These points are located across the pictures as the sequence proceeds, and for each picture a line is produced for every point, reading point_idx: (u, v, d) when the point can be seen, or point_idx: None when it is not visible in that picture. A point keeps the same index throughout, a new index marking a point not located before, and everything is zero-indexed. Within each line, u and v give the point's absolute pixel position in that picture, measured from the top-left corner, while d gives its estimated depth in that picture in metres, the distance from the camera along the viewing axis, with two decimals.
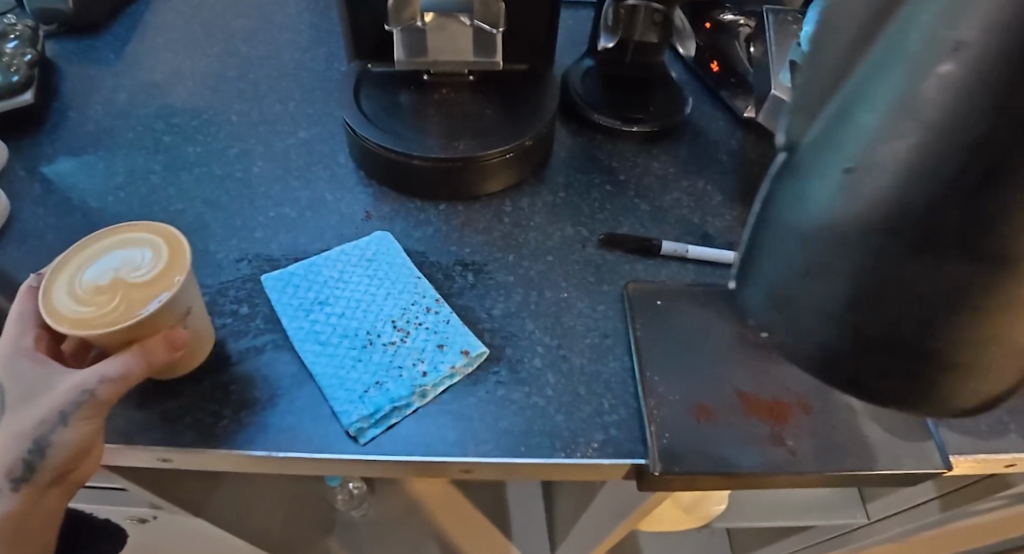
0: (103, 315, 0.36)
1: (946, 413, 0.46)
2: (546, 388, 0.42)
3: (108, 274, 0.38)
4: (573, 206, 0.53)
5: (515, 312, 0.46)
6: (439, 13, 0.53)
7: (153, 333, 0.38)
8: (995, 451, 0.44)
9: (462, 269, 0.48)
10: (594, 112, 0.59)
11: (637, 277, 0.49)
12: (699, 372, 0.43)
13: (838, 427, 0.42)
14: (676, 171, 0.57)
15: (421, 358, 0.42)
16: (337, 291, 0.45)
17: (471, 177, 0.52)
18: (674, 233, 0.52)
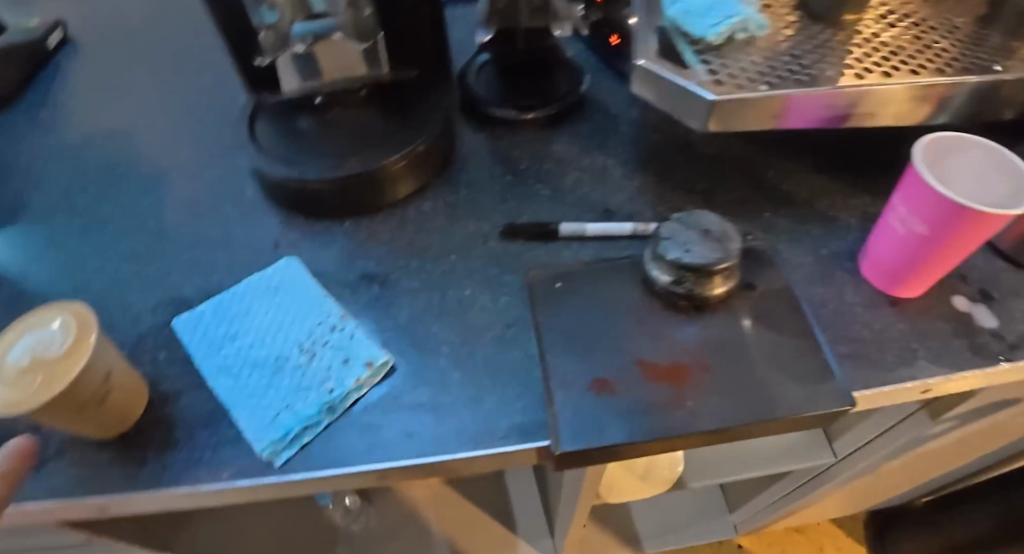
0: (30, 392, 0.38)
1: (856, 349, 0.46)
2: (453, 386, 0.44)
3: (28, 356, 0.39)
4: (476, 202, 0.54)
5: (420, 317, 0.47)
6: (314, 38, 0.52)
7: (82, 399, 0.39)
8: (903, 379, 0.45)
9: (368, 282, 0.49)
10: (492, 106, 0.59)
11: (538, 263, 0.50)
12: (596, 347, 0.44)
13: (738, 381, 0.43)
14: (577, 150, 0.58)
15: (328, 375, 0.44)
16: (246, 323, 0.47)
17: (370, 191, 0.53)
18: (574, 214, 0.53)
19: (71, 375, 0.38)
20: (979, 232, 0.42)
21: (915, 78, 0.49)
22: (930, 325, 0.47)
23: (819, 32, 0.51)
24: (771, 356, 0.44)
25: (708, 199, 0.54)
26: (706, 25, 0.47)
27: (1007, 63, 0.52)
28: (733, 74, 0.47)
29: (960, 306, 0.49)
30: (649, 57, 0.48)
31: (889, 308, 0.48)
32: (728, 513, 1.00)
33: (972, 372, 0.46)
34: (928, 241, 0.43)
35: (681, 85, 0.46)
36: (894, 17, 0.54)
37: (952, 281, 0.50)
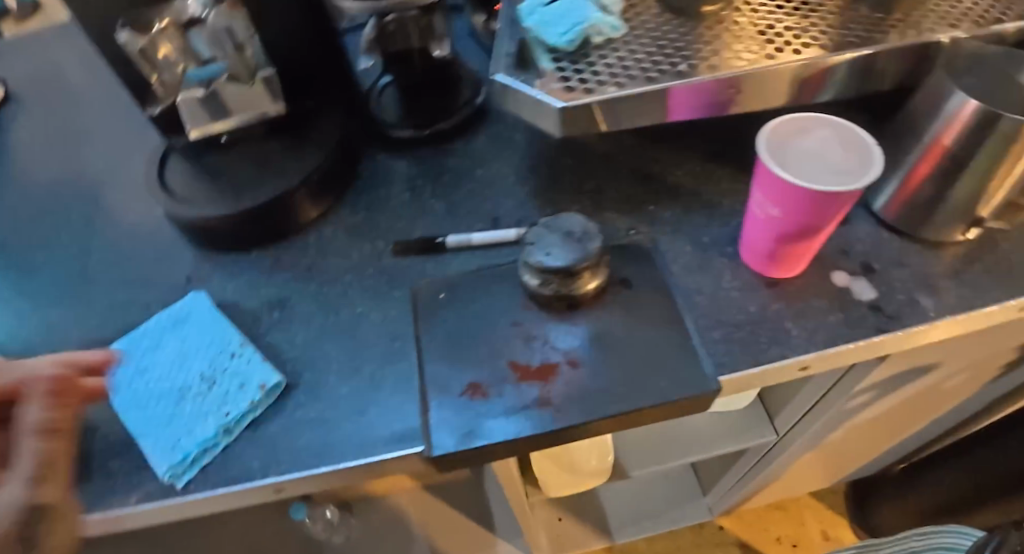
0: None
1: (731, 333, 0.48)
2: (340, 401, 0.46)
3: None
4: (373, 222, 0.57)
5: (315, 337, 0.50)
6: (201, 83, 0.55)
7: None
8: (773, 360, 0.46)
9: (269, 308, 0.52)
10: (396, 129, 0.61)
11: (426, 276, 0.52)
12: (472, 353, 0.46)
13: (605, 375, 0.45)
14: (471, 162, 0.60)
15: (225, 399, 0.47)
16: (154, 357, 0.50)
17: (274, 220, 0.56)
18: (463, 225, 0.55)
19: None
20: (826, 209, 0.42)
21: (774, 61, 0.50)
22: (805, 303, 0.48)
23: (681, 26, 0.53)
24: (639, 348, 0.46)
25: (594, 198, 0.56)
26: (557, 34, 0.49)
27: (873, 36, 0.52)
28: (586, 79, 0.49)
29: (839, 281, 0.50)
30: (506, 70, 0.50)
31: (765, 290, 0.49)
32: (701, 496, 1.02)
33: (845, 346, 0.47)
34: (783, 221, 0.44)
35: (534, 95, 0.48)
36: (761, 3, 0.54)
37: (833, 257, 0.51)
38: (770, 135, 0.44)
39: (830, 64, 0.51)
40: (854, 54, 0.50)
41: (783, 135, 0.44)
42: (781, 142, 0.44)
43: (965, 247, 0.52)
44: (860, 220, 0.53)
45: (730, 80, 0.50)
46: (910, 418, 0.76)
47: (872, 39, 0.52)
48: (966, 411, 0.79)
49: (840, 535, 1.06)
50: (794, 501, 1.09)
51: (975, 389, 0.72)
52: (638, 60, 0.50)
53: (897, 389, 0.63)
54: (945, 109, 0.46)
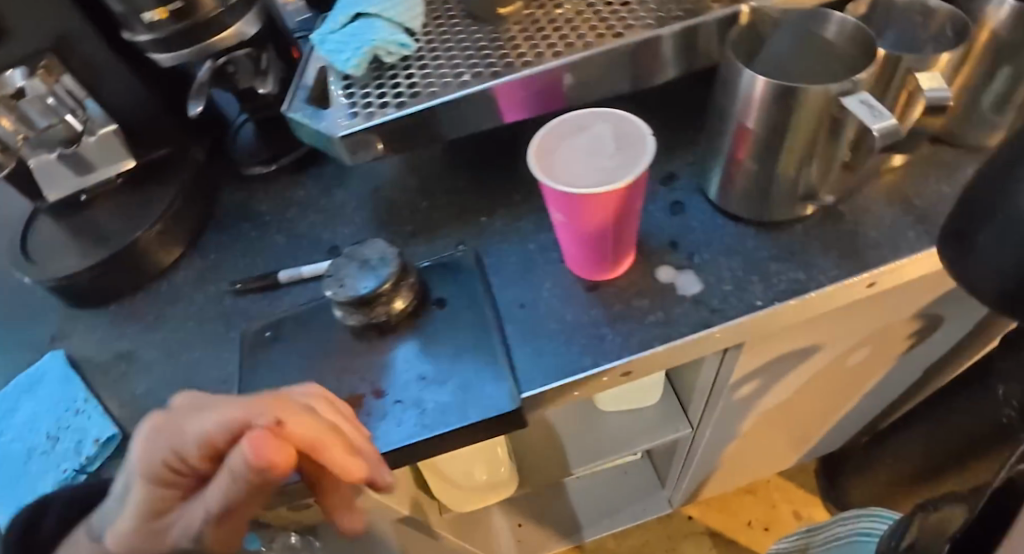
0: None
1: (547, 344, 0.46)
2: None
3: None
4: (220, 263, 0.57)
5: (154, 386, 0.51)
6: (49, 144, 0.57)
7: None
8: (584, 370, 0.44)
9: (117, 360, 0.54)
10: (254, 165, 0.62)
11: (261, 314, 0.53)
12: (288, 390, 0.47)
13: (409, 403, 0.44)
14: (317, 190, 0.60)
15: (66, 457, 0.49)
16: (8, 419, 0.52)
17: (127, 272, 0.57)
18: (300, 258, 0.55)
19: None
20: (599, 209, 0.40)
21: (569, 54, 0.48)
22: (625, 305, 0.47)
23: (480, 30, 0.51)
24: (448, 371, 0.45)
25: (429, 215, 0.55)
26: (342, 59, 0.48)
27: (678, 11, 0.50)
28: (376, 102, 0.49)
29: (663, 278, 0.47)
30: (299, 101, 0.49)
31: (586, 294, 0.48)
32: (660, 488, 1.00)
33: (662, 348, 0.44)
34: (569, 224, 0.43)
35: (320, 126, 0.48)
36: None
37: (661, 252, 0.49)
38: (543, 137, 0.42)
39: (632, 50, 0.49)
40: (653, 35, 0.48)
41: (557, 137, 0.42)
42: (555, 143, 0.42)
43: (806, 224, 0.49)
44: (695, 208, 0.51)
45: (526, 82, 0.48)
46: (833, 396, 0.72)
47: (676, 15, 0.49)
48: (899, 381, 0.75)
49: (814, 515, 1.03)
50: (763, 483, 1.06)
51: (891, 360, 0.68)
52: (431, 73, 0.50)
53: (786, 373, 0.60)
54: (738, 87, 0.43)
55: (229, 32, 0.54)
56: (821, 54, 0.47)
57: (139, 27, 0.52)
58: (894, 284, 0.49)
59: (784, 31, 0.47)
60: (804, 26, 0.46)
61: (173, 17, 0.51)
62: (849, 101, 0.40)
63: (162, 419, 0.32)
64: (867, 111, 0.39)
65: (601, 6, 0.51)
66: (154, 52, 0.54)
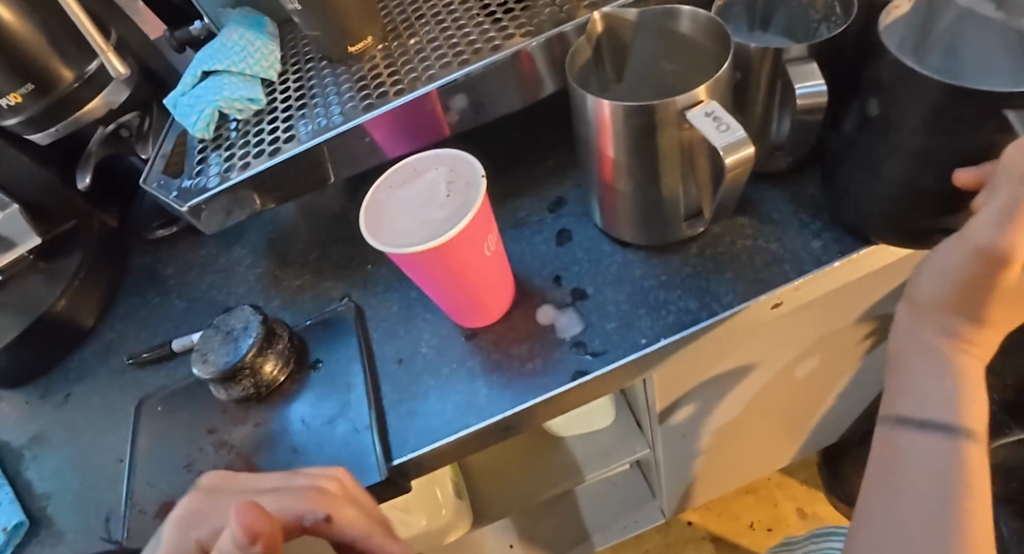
0: None
1: (423, 402, 0.43)
2: (66, 536, 0.47)
3: None
4: (125, 334, 0.57)
5: (59, 471, 0.51)
6: None
7: None
8: (458, 430, 0.41)
9: (27, 445, 0.54)
10: (152, 227, 0.61)
11: (156, 386, 0.52)
12: (170, 469, 0.46)
13: None
14: (217, 248, 0.59)
15: None
16: None
17: (39, 351, 0.57)
18: (196, 324, 0.54)
19: None
20: (436, 263, 0.37)
21: (419, 87, 0.46)
22: (504, 351, 0.44)
23: (334, 70, 0.49)
24: (320, 440, 0.43)
25: (318, 266, 0.53)
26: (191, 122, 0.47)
27: (533, 25, 0.46)
28: (230, 162, 0.47)
29: (544, 319, 0.44)
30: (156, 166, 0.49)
31: (465, 343, 0.45)
32: (652, 498, 0.95)
33: (539, 400, 0.41)
34: (418, 279, 0.40)
35: (174, 195, 0.47)
36: (422, 17, 0.50)
37: (544, 289, 0.45)
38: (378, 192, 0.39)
39: (488, 74, 0.45)
40: (502, 55, 0.45)
41: (391, 189, 0.39)
42: (389, 197, 0.39)
43: (701, 242, 0.45)
44: (582, 235, 0.47)
45: (377, 124, 0.46)
46: (800, 401, 0.67)
47: (531, 29, 0.46)
48: (875, 376, 0.69)
49: (821, 512, 0.97)
50: (764, 481, 1.00)
51: (855, 360, 0.62)
52: (285, 124, 0.48)
53: (725, 393, 0.56)
54: (585, 110, 0.39)
55: (97, 100, 0.54)
56: (689, 55, 0.43)
57: (4, 113, 0.51)
58: (808, 298, 0.45)
59: (643, 36, 0.43)
60: (663, 29, 0.42)
61: (32, 97, 0.50)
62: (694, 115, 0.35)
63: (198, 494, 0.37)
64: (711, 126, 0.34)
65: (456, 29, 0.48)
66: (30, 132, 0.53)
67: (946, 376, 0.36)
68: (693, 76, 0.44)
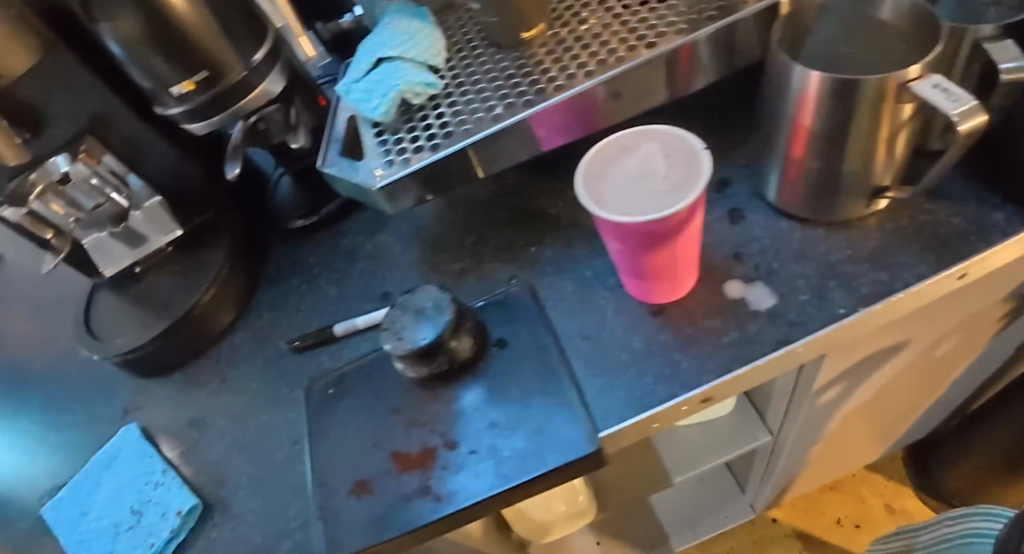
0: None
1: (618, 377, 0.44)
2: (248, 514, 0.48)
3: None
4: (276, 321, 0.57)
5: (227, 453, 0.52)
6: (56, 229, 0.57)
7: None
8: (660, 401, 0.42)
9: (189, 428, 0.55)
10: (291, 220, 0.62)
11: (321, 369, 0.52)
12: (359, 446, 0.46)
13: (480, 451, 0.43)
14: (363, 235, 0.59)
15: (151, 531, 0.49)
16: (93, 498, 0.53)
17: (185, 342, 0.58)
18: (353, 309, 0.55)
19: None
20: (658, 234, 0.38)
21: (599, 73, 0.46)
22: (696, 325, 0.44)
23: (504, 57, 0.50)
24: (517, 414, 0.44)
25: (476, 250, 0.54)
26: (373, 108, 0.48)
27: (713, 8, 0.47)
28: (410, 146, 0.48)
29: (733, 293, 0.45)
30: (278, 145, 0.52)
31: (652, 319, 0.46)
32: (741, 494, 0.96)
33: (742, 371, 0.42)
34: (629, 250, 0.41)
35: (357, 180, 0.47)
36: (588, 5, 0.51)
37: (727, 264, 0.46)
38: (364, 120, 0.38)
39: (669, 58, 0.46)
40: (686, 39, 0.46)
41: (604, 163, 0.40)
42: (603, 170, 0.40)
43: (880, 218, 0.46)
44: (756, 214, 0.48)
45: (545, 116, 0.47)
46: (921, 388, 0.68)
47: (711, 13, 0.47)
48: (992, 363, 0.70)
49: (907, 506, 0.97)
50: (849, 478, 1.01)
51: (982, 344, 0.63)
52: (462, 108, 0.48)
53: (870, 373, 0.57)
54: (791, 85, 0.40)
55: (257, 91, 0.54)
56: (876, 35, 0.44)
57: (171, 101, 0.52)
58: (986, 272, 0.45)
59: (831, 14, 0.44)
60: (854, 8, 0.43)
61: (202, 86, 0.51)
62: (921, 87, 0.36)
63: None
64: (943, 96, 0.36)
65: (629, 15, 0.49)
66: (187, 123, 0.54)
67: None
68: (876, 55, 0.45)
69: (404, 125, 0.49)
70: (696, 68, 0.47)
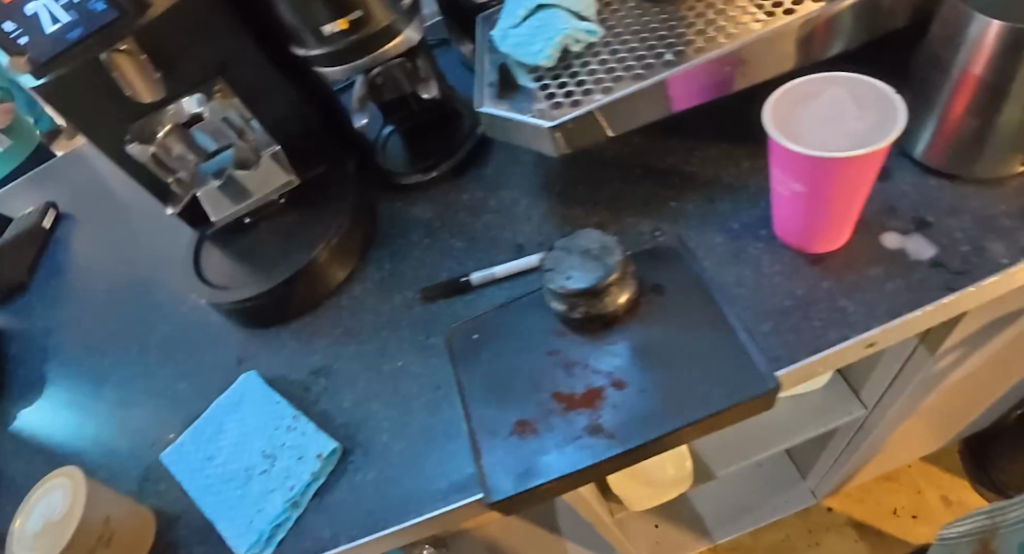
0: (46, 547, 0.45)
1: (782, 322, 0.44)
2: (393, 457, 0.47)
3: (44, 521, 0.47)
4: (399, 273, 0.57)
5: (361, 399, 0.51)
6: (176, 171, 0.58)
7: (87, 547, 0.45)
8: (830, 345, 0.42)
9: (315, 376, 0.54)
10: (402, 175, 0.62)
11: (458, 317, 0.52)
12: (514, 388, 0.46)
13: (648, 391, 0.43)
14: (485, 191, 0.59)
15: (288, 475, 0.48)
16: (218, 443, 0.52)
17: (303, 292, 0.57)
18: (486, 260, 0.54)
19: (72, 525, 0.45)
20: (851, 173, 0.39)
21: (762, 28, 0.46)
22: (858, 273, 0.45)
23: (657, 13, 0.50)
24: (683, 356, 0.44)
25: (612, 204, 0.54)
26: (534, 53, 0.48)
27: None
28: (572, 89, 0.47)
29: (891, 244, 0.46)
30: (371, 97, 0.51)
31: (811, 268, 0.46)
32: (802, 480, 0.96)
33: (912, 315, 0.42)
34: (811, 193, 0.41)
35: (516, 120, 0.48)
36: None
37: (881, 218, 0.47)
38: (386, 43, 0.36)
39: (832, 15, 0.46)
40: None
41: (790, 106, 0.41)
42: (791, 114, 0.41)
43: None
44: (903, 173, 0.49)
45: (681, 80, 0.47)
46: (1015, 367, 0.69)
47: None
48: None
49: (964, 498, 0.99)
50: (904, 469, 1.02)
51: None
52: (622, 55, 0.48)
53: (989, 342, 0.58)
54: (969, 36, 0.41)
55: (398, 39, 0.54)
56: None
57: (314, 43, 0.52)
58: None
59: None
60: None
61: (351, 28, 0.51)
62: None
63: None
64: None
65: None
66: (322, 66, 0.54)
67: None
68: None
69: (558, 73, 0.49)
70: (853, 27, 0.48)
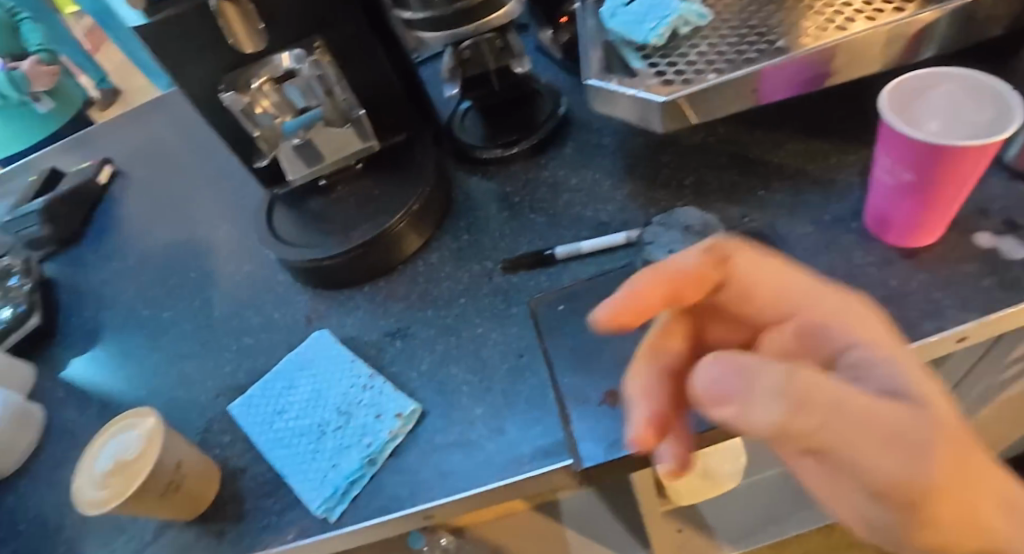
0: (118, 488, 0.44)
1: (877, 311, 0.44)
2: (475, 421, 0.47)
3: (114, 461, 0.46)
4: (478, 244, 0.57)
5: (440, 363, 0.51)
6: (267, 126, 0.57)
7: (158, 488, 0.44)
8: (928, 335, 0.43)
9: (390, 338, 0.54)
10: (480, 150, 0.62)
11: (541, 290, 0.52)
12: (604, 359, 0.46)
13: None
14: (565, 172, 0.60)
15: (365, 432, 0.48)
16: (290, 397, 0.51)
17: (379, 256, 0.57)
18: (568, 236, 0.55)
19: (147, 467, 0.44)
20: (967, 164, 0.40)
21: (872, 23, 0.47)
22: (953, 269, 0.45)
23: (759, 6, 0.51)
24: None
25: (697, 191, 0.54)
26: (644, 30, 0.49)
27: None
28: (679, 69, 0.48)
29: (984, 243, 0.46)
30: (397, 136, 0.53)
31: (904, 261, 0.46)
32: None
33: (1009, 310, 0.43)
34: (919, 182, 0.42)
35: (624, 94, 0.48)
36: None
37: (972, 218, 0.48)
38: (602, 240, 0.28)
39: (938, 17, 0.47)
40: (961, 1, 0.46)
41: (904, 97, 0.42)
42: (905, 105, 0.42)
43: None
44: (994, 177, 0.50)
45: (778, 72, 0.47)
46: None
47: None
48: None
49: None
50: None
51: None
52: (728, 41, 0.49)
53: None
54: None
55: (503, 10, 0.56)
56: None
57: (418, 8, 0.54)
58: None
59: None
60: None
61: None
62: None
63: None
64: None
65: None
66: (422, 30, 0.56)
67: (894, 372, 0.27)
68: None
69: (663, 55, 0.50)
70: (953, 31, 0.49)
